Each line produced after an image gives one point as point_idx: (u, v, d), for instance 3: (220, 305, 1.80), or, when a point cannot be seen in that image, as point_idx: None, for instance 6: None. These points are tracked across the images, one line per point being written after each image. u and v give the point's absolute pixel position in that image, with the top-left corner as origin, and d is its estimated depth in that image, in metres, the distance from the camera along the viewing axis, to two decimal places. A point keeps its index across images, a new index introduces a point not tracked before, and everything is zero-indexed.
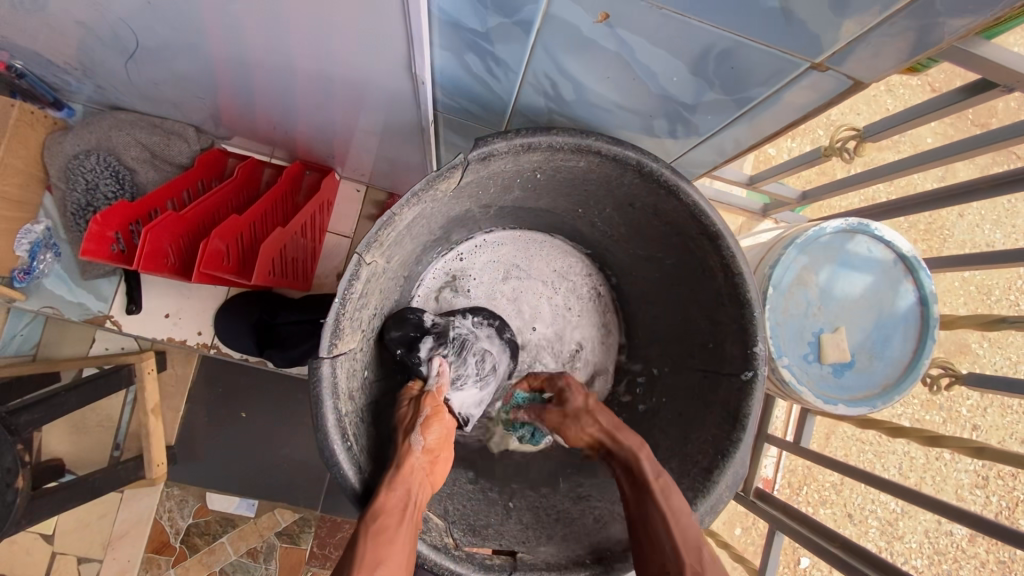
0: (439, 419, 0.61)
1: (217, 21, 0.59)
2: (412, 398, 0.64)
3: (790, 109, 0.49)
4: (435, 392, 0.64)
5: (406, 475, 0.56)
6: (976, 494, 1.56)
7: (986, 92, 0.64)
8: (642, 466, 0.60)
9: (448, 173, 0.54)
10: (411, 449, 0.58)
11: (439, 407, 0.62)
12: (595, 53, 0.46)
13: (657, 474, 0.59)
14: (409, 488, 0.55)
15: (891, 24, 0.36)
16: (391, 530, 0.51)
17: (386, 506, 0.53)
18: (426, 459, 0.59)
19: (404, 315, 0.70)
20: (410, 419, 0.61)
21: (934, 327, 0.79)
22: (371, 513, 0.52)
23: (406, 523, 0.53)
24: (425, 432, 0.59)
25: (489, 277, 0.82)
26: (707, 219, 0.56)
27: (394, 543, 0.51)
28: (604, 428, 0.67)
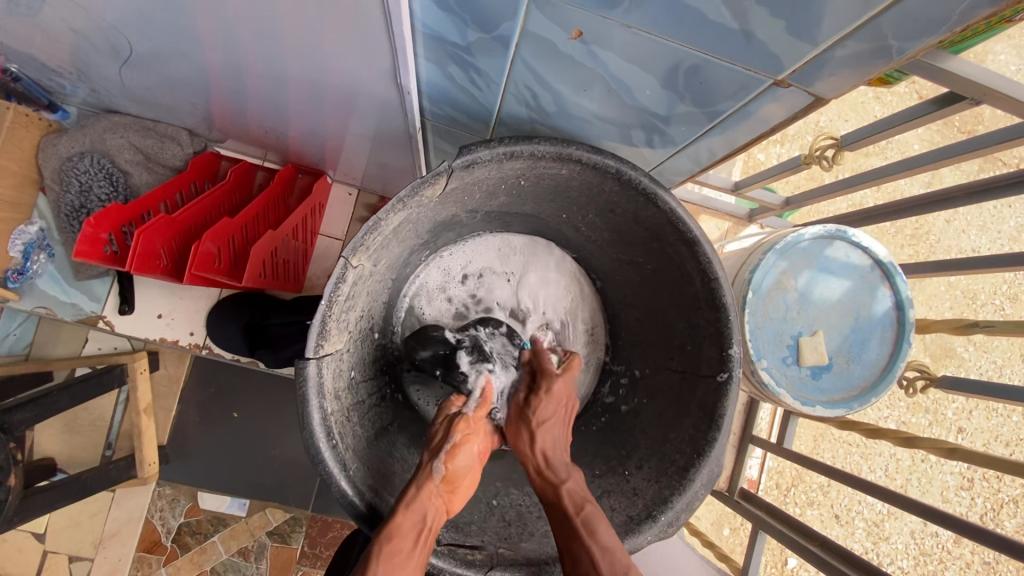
0: (467, 447, 0.62)
1: (210, 30, 0.61)
2: (444, 421, 0.66)
3: (759, 122, 0.51)
4: (470, 417, 0.65)
5: (424, 499, 0.57)
6: (962, 496, 1.58)
7: (956, 104, 0.66)
8: (568, 498, 0.60)
9: (433, 179, 0.55)
10: (431, 475, 0.60)
11: (469, 433, 0.64)
12: (571, 67, 0.48)
13: (580, 507, 0.59)
14: (423, 512, 0.56)
15: (846, 46, 0.38)
16: (404, 553, 0.52)
17: (401, 528, 0.53)
18: (445, 487, 0.60)
19: (428, 335, 0.78)
20: (439, 441, 0.63)
21: (909, 331, 0.82)
22: (385, 533, 0.53)
23: (418, 548, 0.53)
24: (450, 459, 0.61)
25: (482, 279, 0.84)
26: (683, 225, 0.58)
27: (406, 567, 0.51)
28: (541, 452, 0.64)
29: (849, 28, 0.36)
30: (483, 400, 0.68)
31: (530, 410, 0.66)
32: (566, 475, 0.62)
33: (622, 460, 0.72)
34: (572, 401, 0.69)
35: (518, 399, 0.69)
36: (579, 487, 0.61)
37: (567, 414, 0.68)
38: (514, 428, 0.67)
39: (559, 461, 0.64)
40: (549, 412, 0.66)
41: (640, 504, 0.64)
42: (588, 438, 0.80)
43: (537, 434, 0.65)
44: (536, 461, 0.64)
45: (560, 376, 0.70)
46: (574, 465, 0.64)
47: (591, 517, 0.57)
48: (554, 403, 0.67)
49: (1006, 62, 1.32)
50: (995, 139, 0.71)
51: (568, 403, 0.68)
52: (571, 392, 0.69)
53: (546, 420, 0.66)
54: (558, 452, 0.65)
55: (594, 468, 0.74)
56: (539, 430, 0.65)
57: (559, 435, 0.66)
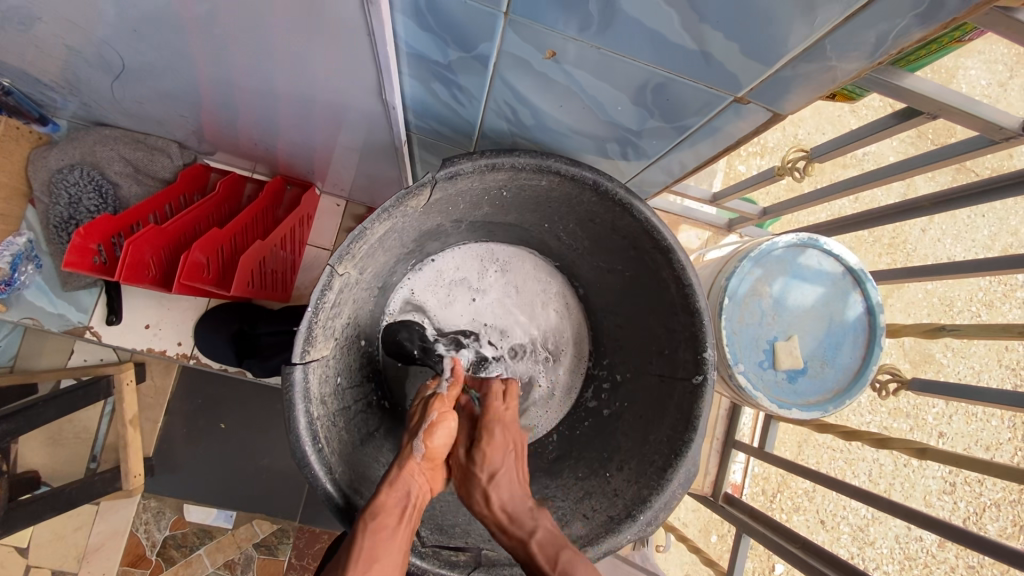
0: (445, 426, 0.65)
1: (200, 46, 0.63)
2: (420, 407, 0.68)
3: (725, 136, 0.54)
4: (445, 394, 0.67)
5: (406, 475, 0.61)
6: (944, 500, 1.61)
7: (916, 118, 0.70)
8: (539, 552, 0.57)
9: (417, 190, 0.57)
10: (412, 455, 0.63)
11: (446, 411, 0.66)
12: (547, 85, 0.50)
13: (554, 558, 0.56)
14: (406, 489, 0.59)
15: (795, 67, 0.41)
16: (389, 529, 0.54)
17: (385, 506, 0.56)
18: (426, 465, 0.63)
19: (411, 326, 0.80)
20: (418, 422, 0.66)
21: (880, 336, 0.85)
22: (370, 511, 0.55)
23: (402, 521, 0.56)
24: (428, 439, 0.63)
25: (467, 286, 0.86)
26: (658, 234, 0.61)
27: (392, 542, 0.54)
28: (500, 508, 0.63)
29: (796, 50, 0.39)
30: (454, 378, 0.70)
31: (478, 462, 0.65)
32: (533, 526, 0.60)
33: (604, 462, 0.74)
34: (517, 445, 0.69)
35: (459, 457, 0.67)
36: (550, 534, 0.60)
37: (517, 458, 0.68)
38: (466, 488, 0.65)
39: (521, 513, 0.62)
40: (499, 461, 0.66)
41: (620, 504, 0.66)
42: (571, 442, 0.82)
43: (491, 489, 0.64)
44: (496, 518, 0.62)
45: (502, 421, 0.69)
46: (538, 510, 0.63)
47: (568, 566, 0.55)
48: (505, 440, 0.68)
49: (976, 78, 1.38)
50: (953, 151, 0.76)
51: (515, 441, 0.69)
52: (517, 436, 0.69)
53: (496, 467, 0.65)
54: (518, 504, 0.63)
55: (577, 470, 0.76)
56: (492, 483, 0.64)
57: (514, 484, 0.65)
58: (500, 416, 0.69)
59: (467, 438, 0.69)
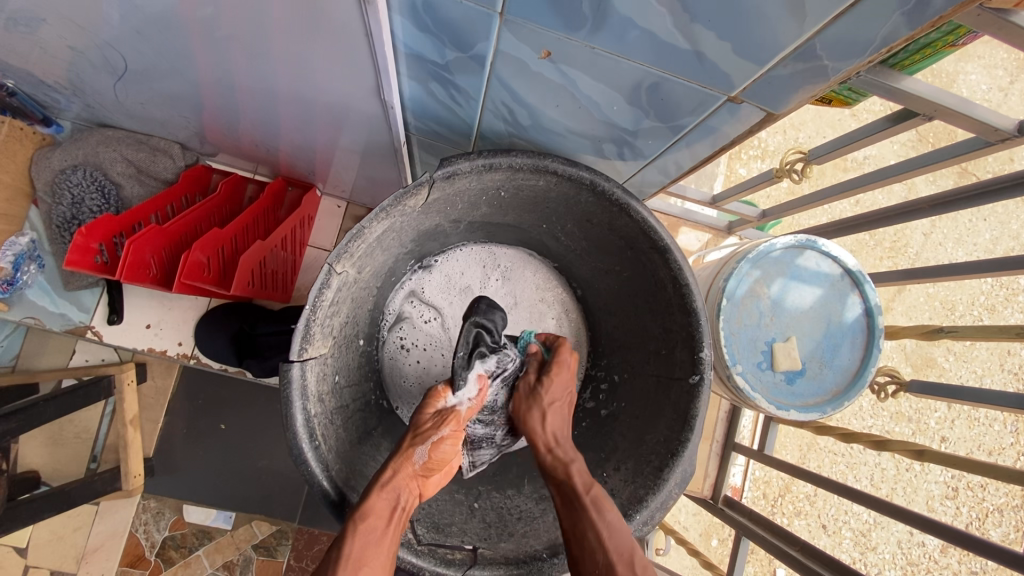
0: (452, 442, 0.63)
1: (203, 47, 0.64)
2: (435, 415, 0.64)
3: (720, 136, 0.54)
4: (462, 412, 0.65)
5: (399, 481, 0.59)
6: (946, 505, 1.60)
7: (912, 120, 0.70)
8: (577, 477, 0.62)
9: (415, 189, 0.58)
10: (411, 459, 0.61)
11: (458, 426, 0.64)
12: (543, 85, 0.51)
13: (588, 487, 0.60)
14: (398, 493, 0.58)
15: (785, 67, 0.42)
16: (378, 532, 0.55)
17: (375, 509, 0.56)
18: (422, 471, 0.62)
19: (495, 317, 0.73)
20: (426, 428, 0.63)
21: (878, 337, 0.85)
22: (360, 513, 0.55)
23: (392, 525, 0.56)
24: (433, 448, 0.62)
25: (467, 287, 0.86)
26: (655, 234, 0.61)
27: (379, 546, 0.54)
28: (551, 432, 0.66)
29: (788, 49, 0.40)
30: (477, 397, 0.67)
31: (542, 390, 0.68)
32: (574, 456, 0.65)
33: (601, 463, 0.74)
34: (573, 396, 0.71)
35: (525, 382, 0.70)
36: (587, 469, 0.64)
37: (571, 402, 0.71)
38: (524, 408, 0.68)
39: (567, 442, 0.66)
40: (559, 395, 0.69)
41: (616, 504, 0.66)
42: (568, 443, 0.82)
43: (548, 415, 0.67)
44: (545, 440, 0.66)
45: (569, 365, 0.71)
46: (578, 448, 0.67)
47: (599, 499, 0.59)
48: (567, 387, 0.70)
49: (977, 82, 1.38)
50: (949, 154, 0.76)
51: (573, 389, 0.71)
52: (576, 387, 0.71)
53: (557, 400, 0.68)
54: (564, 437, 0.67)
55: None
56: (550, 410, 0.67)
57: (566, 420, 0.68)
58: (563, 366, 0.70)
59: (536, 371, 0.71)
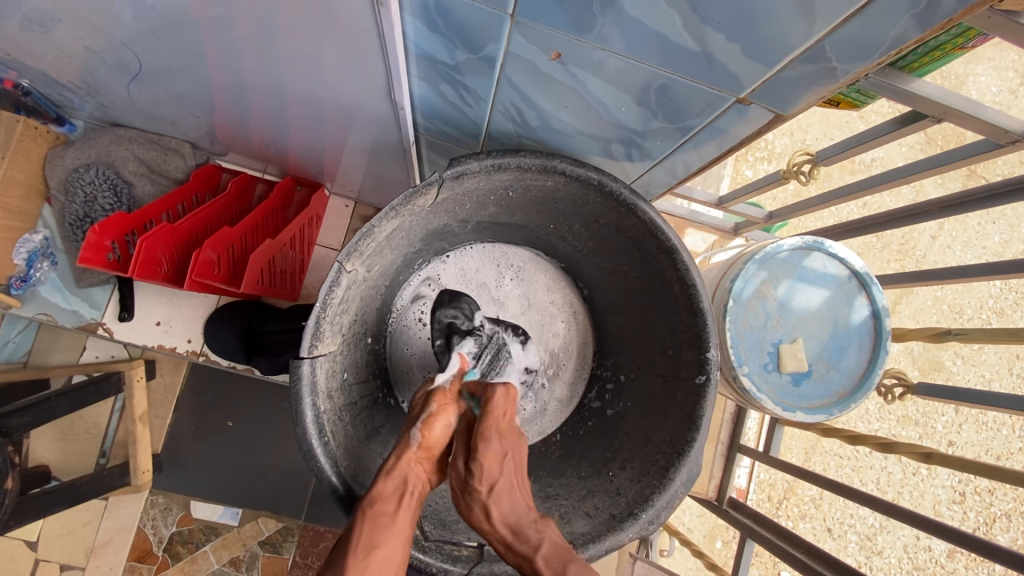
0: (443, 418, 0.62)
1: (216, 48, 0.64)
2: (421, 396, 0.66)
3: (728, 137, 0.54)
4: (446, 388, 0.66)
5: (404, 465, 0.59)
6: (953, 510, 1.59)
7: (921, 121, 0.70)
8: (546, 566, 0.55)
9: (424, 189, 0.58)
10: (409, 444, 0.61)
11: (446, 403, 0.64)
12: (552, 86, 0.51)
13: (563, 571, 0.54)
14: (405, 477, 0.58)
15: (794, 69, 0.42)
16: (388, 515, 0.55)
17: (382, 493, 0.56)
18: (423, 455, 0.61)
19: (461, 302, 0.79)
20: (417, 412, 0.64)
21: (886, 339, 0.84)
22: (368, 499, 0.56)
23: (403, 507, 0.56)
24: (425, 428, 0.61)
25: (478, 286, 0.86)
26: (663, 234, 0.61)
27: (389, 528, 0.54)
28: (503, 524, 0.59)
29: (797, 51, 0.40)
30: (457, 376, 0.68)
31: (477, 477, 0.60)
32: (538, 539, 0.57)
33: (607, 462, 0.74)
34: (512, 458, 0.63)
35: (457, 471, 0.62)
36: (555, 546, 0.57)
37: (515, 465, 0.63)
38: (464, 503, 0.60)
39: (525, 525, 0.59)
40: (497, 470, 0.61)
41: (622, 503, 0.66)
42: (574, 442, 0.82)
43: (491, 503, 0.59)
44: (500, 535, 0.58)
45: (499, 428, 0.63)
46: (542, 521, 0.60)
47: None
48: (501, 447, 0.62)
49: (987, 84, 1.37)
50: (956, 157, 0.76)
51: (511, 450, 0.63)
52: (515, 446, 0.64)
53: (496, 481, 0.61)
54: (521, 515, 0.60)
55: (580, 469, 0.77)
56: (492, 497, 0.59)
57: (516, 498, 0.61)
58: (496, 425, 0.63)
59: (464, 450, 0.62)
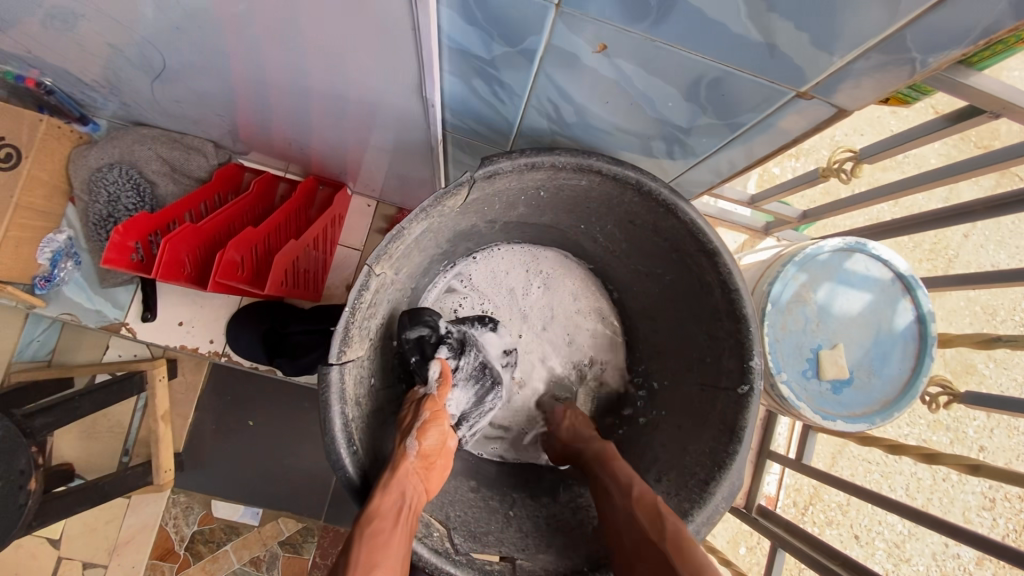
0: (436, 425, 0.64)
1: (240, 45, 0.63)
2: (412, 405, 0.67)
3: (780, 134, 0.51)
4: (435, 396, 0.66)
5: (402, 477, 0.57)
6: (983, 517, 1.53)
7: (976, 117, 0.66)
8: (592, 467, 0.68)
9: (455, 190, 0.56)
10: (405, 454, 0.60)
11: (437, 412, 0.65)
12: (595, 80, 0.49)
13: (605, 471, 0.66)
14: (403, 491, 0.56)
15: (868, 59, 0.39)
16: (386, 532, 0.53)
17: (381, 510, 0.53)
18: (420, 464, 0.61)
19: (421, 315, 0.71)
20: (409, 422, 0.64)
21: (931, 346, 0.80)
22: (366, 516, 0.53)
23: (401, 525, 0.54)
24: (420, 437, 0.62)
25: (503, 288, 0.85)
26: (704, 236, 0.58)
27: (388, 546, 0.52)
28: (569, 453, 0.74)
29: (871, 40, 0.37)
30: (443, 380, 0.68)
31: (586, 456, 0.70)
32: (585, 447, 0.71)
33: (641, 472, 0.71)
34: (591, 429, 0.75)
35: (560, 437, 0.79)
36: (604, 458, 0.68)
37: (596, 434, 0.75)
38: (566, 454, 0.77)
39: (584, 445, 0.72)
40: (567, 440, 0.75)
41: None
42: None
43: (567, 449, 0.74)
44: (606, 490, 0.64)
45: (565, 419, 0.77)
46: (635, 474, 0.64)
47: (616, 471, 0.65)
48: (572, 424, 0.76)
49: None
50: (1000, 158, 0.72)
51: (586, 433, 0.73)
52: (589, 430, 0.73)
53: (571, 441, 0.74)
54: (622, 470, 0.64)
55: None
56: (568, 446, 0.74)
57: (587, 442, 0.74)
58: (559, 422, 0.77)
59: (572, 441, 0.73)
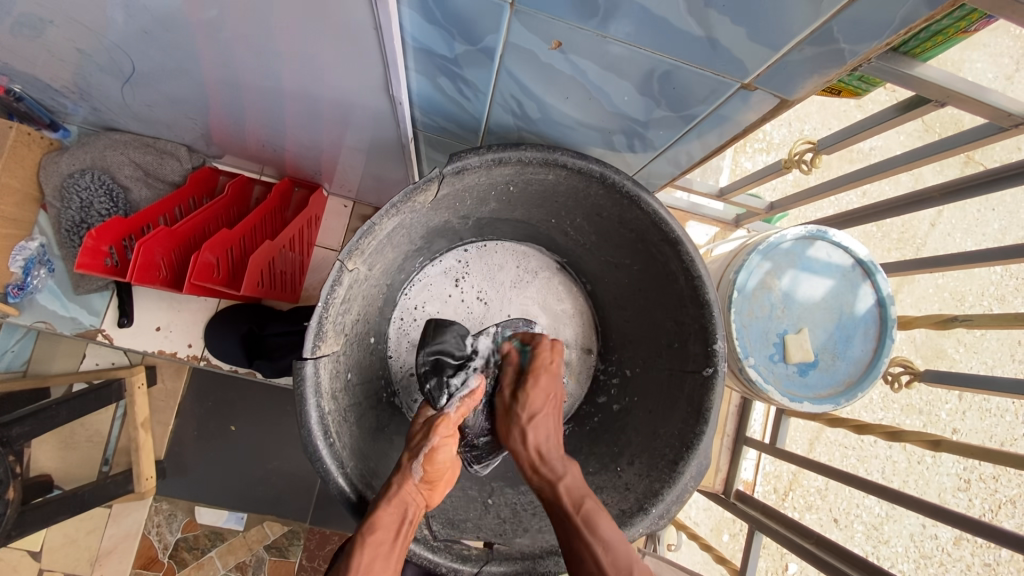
0: (445, 450, 0.61)
1: (209, 48, 0.64)
2: (422, 428, 0.64)
3: (732, 125, 0.54)
4: (450, 415, 0.64)
5: (404, 495, 0.58)
6: (959, 498, 1.58)
7: (923, 106, 0.69)
8: (566, 496, 0.61)
9: (425, 185, 0.57)
10: (410, 475, 0.60)
11: (447, 436, 0.62)
12: (556, 77, 0.51)
13: (580, 504, 0.60)
14: (404, 507, 0.57)
15: (802, 51, 0.41)
16: (386, 547, 0.55)
17: (381, 522, 0.55)
18: (425, 485, 0.61)
19: (439, 333, 0.76)
20: (417, 442, 0.63)
21: (891, 328, 0.84)
22: (366, 528, 0.55)
23: (399, 539, 0.55)
24: (427, 462, 0.60)
25: (497, 280, 0.86)
26: (666, 226, 0.60)
27: (387, 559, 0.54)
28: (534, 448, 0.65)
29: (804, 33, 0.39)
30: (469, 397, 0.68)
31: (523, 405, 0.68)
32: (562, 470, 0.63)
33: (614, 457, 0.74)
34: (558, 398, 0.70)
35: (504, 397, 0.71)
36: (577, 482, 0.62)
37: (557, 407, 0.70)
38: (505, 426, 0.69)
39: (553, 456, 0.65)
40: (540, 406, 0.68)
41: (632, 498, 0.66)
42: (582, 438, 0.82)
43: (529, 430, 0.66)
44: (530, 458, 0.65)
45: (546, 376, 0.70)
46: (568, 459, 0.65)
47: (592, 513, 0.59)
48: (545, 390, 0.69)
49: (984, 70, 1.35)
50: (951, 145, 0.74)
51: (555, 395, 0.70)
52: (559, 388, 0.71)
53: (537, 412, 0.68)
54: (552, 447, 0.66)
55: (589, 465, 0.77)
56: (530, 425, 0.67)
57: (551, 431, 0.67)
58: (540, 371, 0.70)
59: (512, 388, 0.70)
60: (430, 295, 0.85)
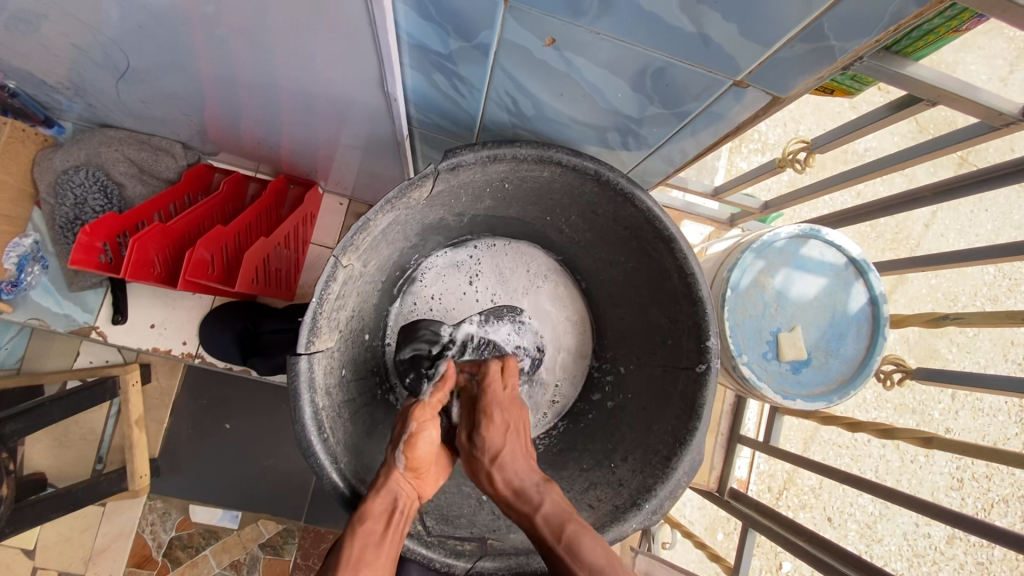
0: (426, 435, 0.60)
1: (204, 44, 0.63)
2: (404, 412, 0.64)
3: (725, 122, 0.54)
4: (426, 399, 0.63)
5: (392, 483, 0.59)
6: (952, 496, 1.59)
7: (915, 105, 0.69)
8: (545, 525, 0.57)
9: (420, 181, 0.57)
10: (395, 465, 0.60)
11: (425, 421, 0.61)
12: (550, 74, 0.51)
13: (559, 531, 0.56)
14: (394, 495, 0.58)
15: (793, 47, 0.42)
16: (378, 534, 0.54)
17: (372, 511, 0.55)
18: (411, 474, 0.60)
19: (418, 330, 0.76)
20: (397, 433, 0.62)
21: (883, 326, 0.84)
22: (357, 517, 0.55)
23: (391, 527, 0.55)
24: (410, 449, 0.60)
25: (504, 279, 0.86)
26: (660, 224, 0.61)
27: (379, 549, 0.53)
28: (507, 481, 0.61)
29: (794, 30, 0.40)
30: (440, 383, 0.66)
31: (479, 446, 0.62)
32: (540, 497, 0.59)
33: (609, 453, 0.74)
34: (518, 422, 0.65)
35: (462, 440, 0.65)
36: (556, 508, 0.58)
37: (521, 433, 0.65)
38: (471, 466, 0.63)
39: (527, 487, 0.60)
40: (501, 439, 0.63)
41: (625, 494, 0.66)
42: (576, 435, 0.82)
43: (496, 470, 0.61)
44: (502, 493, 0.61)
45: (504, 403, 0.65)
46: (546, 484, 0.61)
47: (575, 537, 0.55)
48: (504, 420, 0.64)
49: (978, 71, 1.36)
50: (945, 145, 0.75)
51: (515, 420, 0.65)
52: (517, 412, 0.66)
53: (501, 448, 0.62)
54: (524, 477, 0.61)
55: (583, 461, 0.77)
56: (497, 464, 0.61)
57: (519, 458, 0.62)
58: (496, 398, 0.65)
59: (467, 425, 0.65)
60: (445, 287, 0.86)
